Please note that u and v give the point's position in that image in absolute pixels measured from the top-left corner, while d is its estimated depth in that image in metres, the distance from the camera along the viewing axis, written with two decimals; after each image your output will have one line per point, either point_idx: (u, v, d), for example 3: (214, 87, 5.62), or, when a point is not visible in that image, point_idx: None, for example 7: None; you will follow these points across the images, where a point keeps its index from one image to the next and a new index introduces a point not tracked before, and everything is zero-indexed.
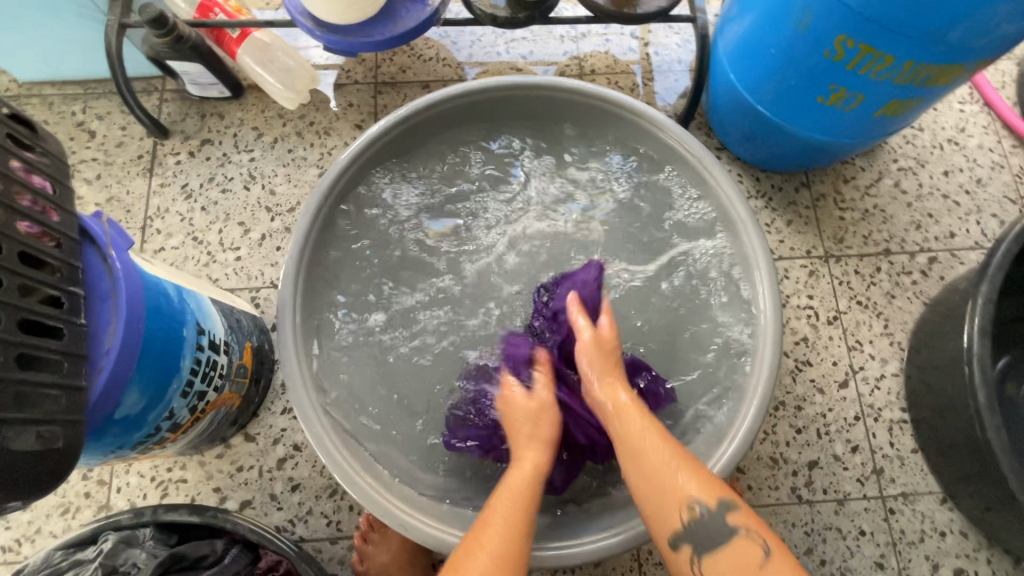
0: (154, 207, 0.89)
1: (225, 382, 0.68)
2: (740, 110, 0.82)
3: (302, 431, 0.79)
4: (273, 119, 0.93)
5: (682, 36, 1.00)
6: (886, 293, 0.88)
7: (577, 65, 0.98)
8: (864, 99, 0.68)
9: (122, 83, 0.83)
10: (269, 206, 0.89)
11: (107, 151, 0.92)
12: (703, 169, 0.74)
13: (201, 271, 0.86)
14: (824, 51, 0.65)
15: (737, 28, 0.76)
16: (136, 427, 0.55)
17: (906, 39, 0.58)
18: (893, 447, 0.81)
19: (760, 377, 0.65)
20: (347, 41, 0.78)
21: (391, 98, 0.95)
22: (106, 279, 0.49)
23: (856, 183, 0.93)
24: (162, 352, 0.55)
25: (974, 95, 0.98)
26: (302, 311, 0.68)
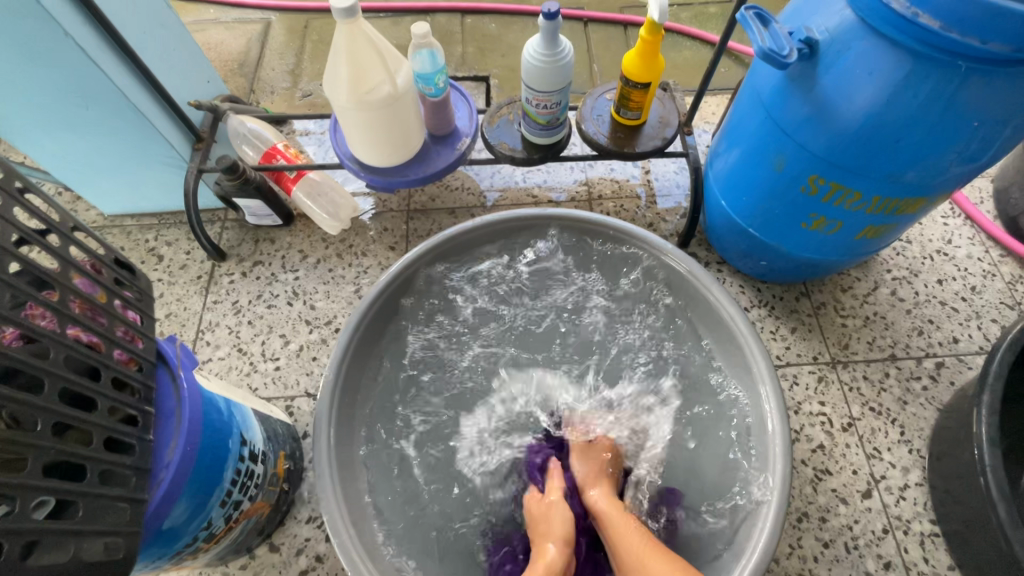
0: (206, 321, 0.99)
1: (259, 491, 0.72)
2: (735, 231, 0.90)
3: (325, 541, 0.81)
4: (317, 242, 1.06)
5: (678, 164, 1.13)
6: (898, 399, 0.89)
7: (586, 191, 1.11)
8: (843, 225, 0.76)
9: (194, 218, 0.96)
10: (308, 319, 0.98)
11: (172, 272, 1.04)
12: (704, 288, 0.81)
13: (243, 380, 0.93)
14: (800, 187, 0.74)
15: (724, 162, 0.87)
16: (176, 538, 0.59)
17: (869, 179, 0.67)
18: (928, 564, 0.78)
19: (773, 488, 0.67)
20: (386, 180, 0.91)
21: (421, 223, 1.07)
22: (173, 398, 0.56)
23: (854, 292, 0.99)
24: (211, 464, 0.60)
25: (955, 210, 1.06)
26: (337, 422, 0.74)
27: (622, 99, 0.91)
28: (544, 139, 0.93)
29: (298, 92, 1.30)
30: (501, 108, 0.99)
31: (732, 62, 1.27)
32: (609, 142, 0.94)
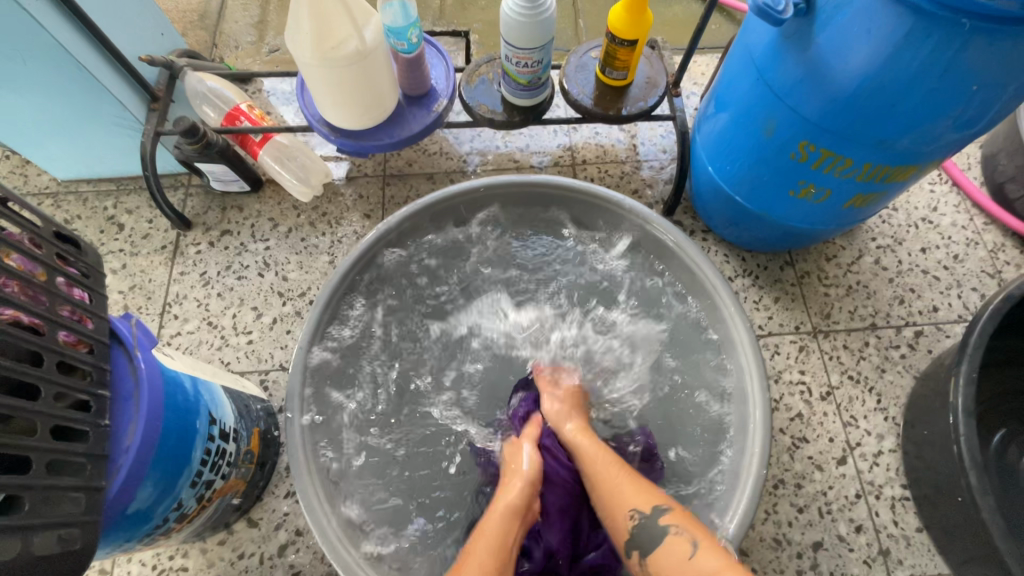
0: (173, 293, 0.94)
1: (232, 468, 0.70)
2: (721, 199, 0.88)
3: (304, 516, 0.79)
4: (288, 210, 1.01)
5: (665, 128, 1.09)
6: (876, 367, 0.90)
7: (570, 156, 1.07)
8: (832, 193, 0.73)
9: (153, 184, 0.90)
10: (281, 291, 0.94)
11: (134, 242, 0.98)
12: (689, 259, 0.78)
13: (215, 355, 0.90)
14: (790, 153, 0.72)
15: (713, 127, 0.83)
16: (144, 521, 0.57)
17: (862, 145, 0.65)
18: (898, 526, 0.81)
19: (752, 455, 0.67)
20: (358, 144, 0.86)
21: (398, 189, 1.03)
22: (130, 379, 0.53)
23: (838, 261, 0.98)
24: (176, 445, 0.58)
25: (942, 176, 1.05)
26: (310, 402, 0.71)
27: (608, 58, 0.86)
28: (525, 101, 0.88)
29: (265, 47, 1.21)
30: (480, 66, 0.93)
31: (723, 19, 1.21)
32: (593, 105, 0.90)
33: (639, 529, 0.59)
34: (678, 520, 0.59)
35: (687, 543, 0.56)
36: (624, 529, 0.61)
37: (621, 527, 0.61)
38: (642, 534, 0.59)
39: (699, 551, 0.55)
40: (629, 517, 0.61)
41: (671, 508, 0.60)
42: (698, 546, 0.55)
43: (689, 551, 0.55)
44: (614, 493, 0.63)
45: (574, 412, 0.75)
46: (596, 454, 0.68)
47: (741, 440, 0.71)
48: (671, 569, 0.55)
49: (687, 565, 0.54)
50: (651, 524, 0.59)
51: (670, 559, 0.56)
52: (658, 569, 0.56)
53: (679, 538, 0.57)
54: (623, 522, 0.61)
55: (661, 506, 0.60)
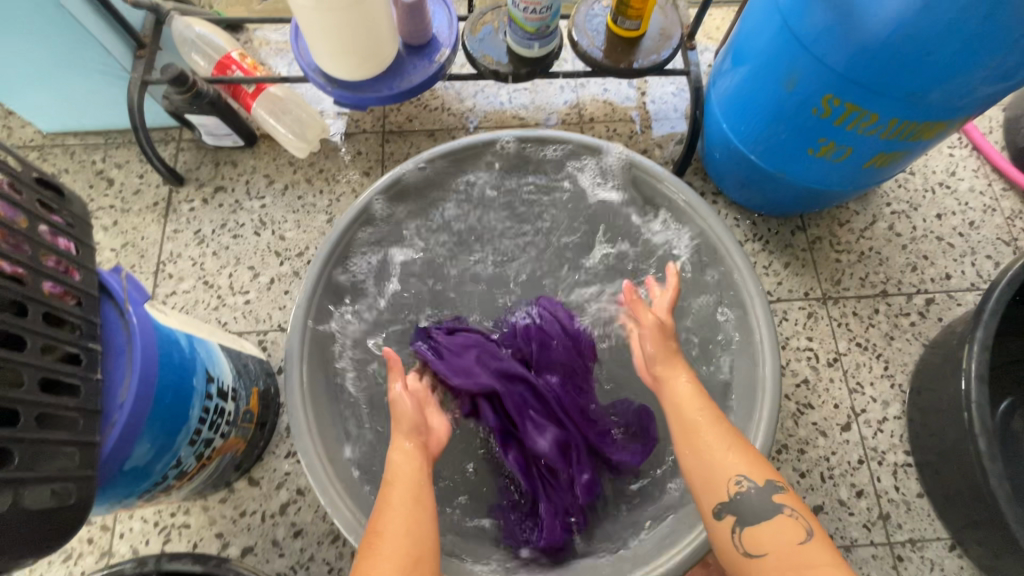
0: (167, 252, 0.92)
1: (232, 428, 0.69)
2: (734, 159, 0.85)
3: (306, 476, 0.79)
4: (284, 167, 0.97)
5: (677, 86, 1.04)
6: (885, 334, 0.89)
7: (577, 114, 1.02)
8: (853, 151, 0.70)
9: (143, 137, 0.86)
10: (278, 250, 0.92)
11: (125, 198, 0.95)
12: (699, 219, 0.75)
13: (211, 314, 0.88)
14: (812, 108, 0.68)
15: (729, 82, 0.79)
16: (144, 477, 0.56)
17: (890, 98, 0.61)
18: (899, 491, 0.81)
19: (759, 425, 0.64)
20: (357, 97, 0.82)
21: (398, 146, 0.99)
22: (123, 333, 0.51)
23: (851, 226, 0.95)
24: (173, 402, 0.57)
25: (963, 140, 1.01)
26: (312, 360, 0.69)
27: (620, 7, 0.81)
28: (532, 52, 0.83)
29: None
30: (484, 14, 0.88)
31: None
32: (604, 58, 0.85)
33: (746, 496, 0.53)
34: (792, 503, 0.53)
35: (803, 530, 0.51)
36: (723, 492, 0.54)
37: (721, 490, 0.54)
38: (749, 502, 0.53)
39: (813, 539, 0.50)
40: (736, 481, 0.54)
41: (787, 488, 0.54)
42: (813, 535, 0.51)
43: (800, 537, 0.51)
44: (721, 454, 0.55)
45: (676, 352, 0.67)
46: (696, 405, 0.60)
47: (746, 404, 0.69)
48: (774, 547, 0.50)
49: (796, 551, 0.50)
50: (765, 500, 0.52)
51: (776, 536, 0.51)
52: (757, 546, 0.51)
53: (793, 522, 0.52)
54: (724, 485, 0.54)
55: (777, 484, 0.53)
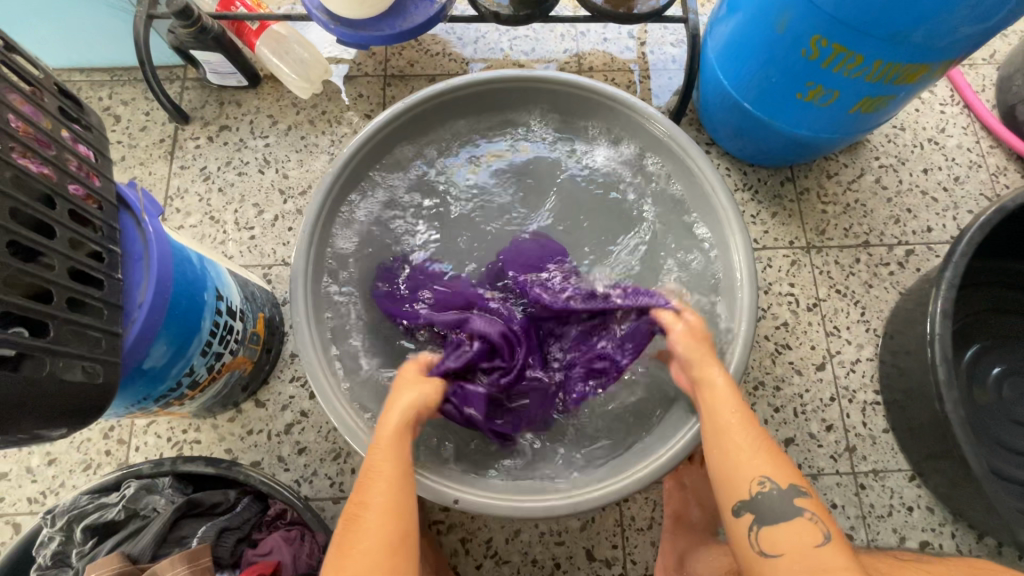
0: (174, 187, 0.94)
1: (240, 346, 0.74)
2: (728, 106, 0.87)
3: (310, 398, 0.84)
4: (287, 107, 0.99)
5: (677, 37, 1.05)
6: (864, 282, 0.92)
7: (577, 63, 1.04)
8: (839, 95, 0.73)
9: (149, 72, 0.88)
10: (282, 188, 0.95)
11: (132, 135, 0.97)
12: (692, 163, 0.75)
13: (218, 248, 0.91)
14: (801, 51, 0.70)
15: (724, 29, 0.81)
16: (159, 380, 0.61)
17: (874, 39, 0.63)
18: (866, 427, 0.86)
19: (735, 347, 0.67)
20: (358, 35, 0.83)
21: (399, 90, 1.01)
22: (140, 241, 0.55)
23: (839, 178, 0.98)
24: (185, 312, 0.61)
25: (954, 97, 1.03)
26: (314, 281, 0.72)
27: None
28: None
29: None
30: None
31: None
32: (604, 3, 0.87)
33: (768, 496, 0.51)
34: (813, 506, 0.51)
35: (820, 534, 0.50)
36: (745, 488, 0.52)
37: (743, 487, 0.52)
38: (771, 502, 0.51)
39: (830, 544, 0.49)
40: (759, 481, 0.52)
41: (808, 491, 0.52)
42: (830, 540, 0.49)
43: (816, 540, 0.49)
44: (750, 452, 0.53)
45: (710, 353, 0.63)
46: (731, 406, 0.57)
47: (724, 331, 0.72)
48: (790, 551, 0.49)
49: (812, 554, 0.48)
50: (784, 501, 0.51)
51: (792, 540, 0.50)
52: (771, 546, 0.50)
53: (811, 525, 0.50)
54: (747, 482, 0.52)
55: (801, 487, 0.52)
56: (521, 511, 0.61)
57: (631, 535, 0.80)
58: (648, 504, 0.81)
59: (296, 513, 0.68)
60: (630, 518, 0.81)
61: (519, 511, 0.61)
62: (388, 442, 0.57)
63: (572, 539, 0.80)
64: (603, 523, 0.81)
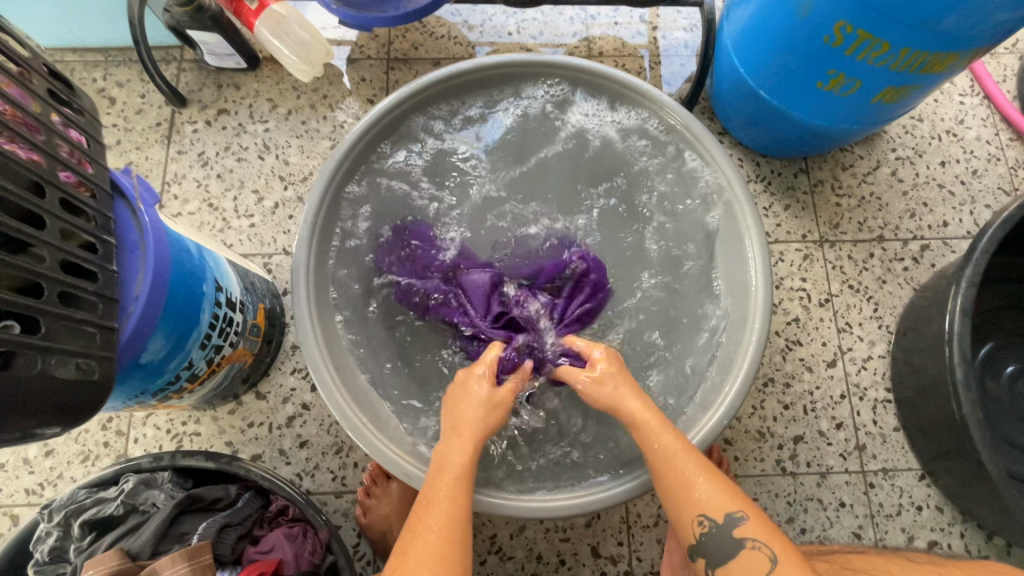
0: (171, 173, 0.92)
1: (240, 338, 0.72)
2: (743, 94, 0.84)
3: (311, 391, 0.82)
4: (287, 91, 0.96)
5: (690, 21, 1.02)
6: (877, 278, 0.91)
7: (586, 47, 1.01)
8: (862, 84, 0.70)
9: (144, 53, 0.85)
10: (282, 175, 0.92)
11: (127, 118, 0.94)
12: (705, 152, 0.73)
13: (216, 236, 0.89)
14: (824, 37, 0.67)
15: (743, 13, 0.78)
16: (158, 374, 0.59)
17: (902, 25, 0.60)
18: (876, 425, 0.85)
19: (748, 346, 0.66)
20: (361, 16, 0.80)
21: (402, 75, 0.98)
22: (135, 231, 0.53)
23: (854, 171, 0.95)
24: (184, 305, 0.59)
25: (975, 88, 1.00)
26: (317, 273, 0.70)
27: None
28: None
29: None
30: None
31: None
32: None
33: (710, 536, 0.52)
34: (756, 529, 0.51)
35: (766, 560, 0.49)
36: (688, 531, 0.53)
37: (687, 530, 0.53)
38: (714, 541, 0.52)
39: (780, 568, 0.48)
40: (699, 521, 0.52)
41: (749, 515, 0.51)
42: (776, 563, 0.49)
43: (766, 567, 0.49)
44: (684, 494, 0.53)
45: (621, 389, 0.60)
46: (662, 438, 0.55)
47: (736, 329, 0.70)
48: None
49: None
50: (726, 536, 0.51)
51: (744, 570, 0.50)
52: None
53: (756, 553, 0.50)
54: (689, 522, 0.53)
55: (739, 515, 0.51)
56: (529, 512, 0.61)
57: (637, 532, 0.79)
58: (654, 501, 0.80)
59: (298, 509, 0.66)
60: (636, 515, 0.80)
61: (527, 511, 0.61)
62: (451, 476, 0.55)
63: (577, 535, 0.79)
64: (608, 519, 0.80)
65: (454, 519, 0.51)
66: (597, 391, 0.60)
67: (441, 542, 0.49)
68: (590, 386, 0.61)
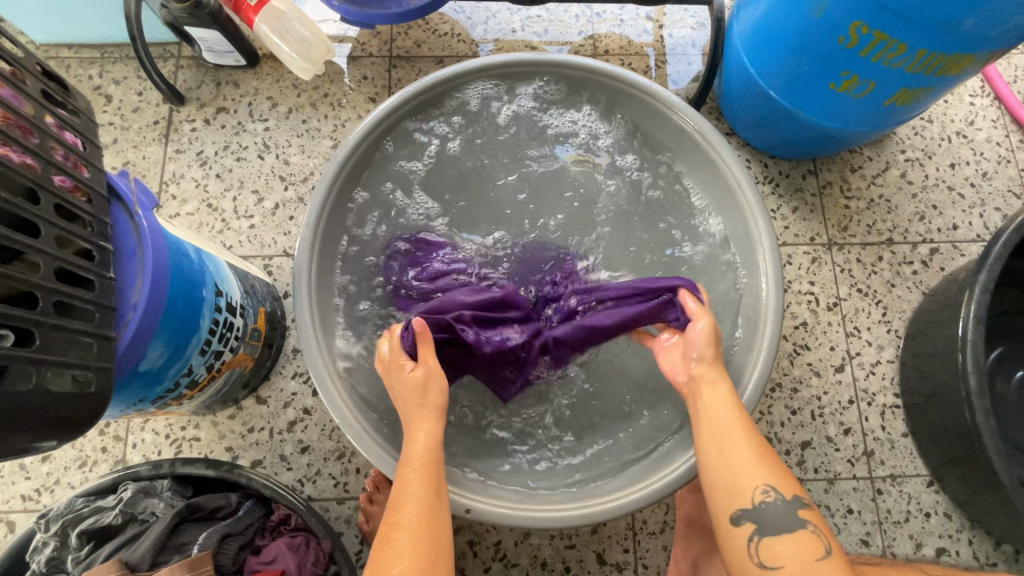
0: (169, 172, 0.90)
1: (240, 343, 0.70)
2: (752, 95, 0.82)
3: (313, 396, 0.81)
4: (287, 89, 0.94)
5: (697, 19, 1.00)
6: (886, 281, 0.89)
7: (592, 45, 0.99)
8: (876, 86, 0.69)
9: (141, 50, 0.83)
10: (282, 175, 0.90)
11: (124, 116, 0.92)
12: (715, 154, 0.72)
13: (216, 237, 0.87)
14: (838, 38, 0.66)
15: (754, 12, 0.76)
16: (157, 382, 0.57)
17: (919, 26, 0.59)
18: (884, 431, 0.84)
19: (759, 353, 0.65)
20: (364, 13, 0.79)
21: (405, 73, 0.96)
22: (133, 236, 0.51)
23: (863, 172, 0.94)
24: (183, 310, 0.57)
25: (985, 88, 0.98)
26: (319, 277, 0.68)
27: None
28: None
29: None
30: None
31: None
32: None
33: (770, 506, 0.48)
34: (813, 516, 0.49)
35: (821, 547, 0.47)
36: (746, 498, 0.49)
37: (743, 496, 0.49)
38: (772, 512, 0.48)
39: (834, 558, 0.46)
40: (763, 489, 0.49)
41: (808, 502, 0.49)
42: (831, 553, 0.47)
43: (817, 553, 0.47)
44: (748, 460, 0.50)
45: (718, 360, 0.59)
46: (732, 407, 0.54)
47: (746, 336, 0.69)
48: (791, 564, 0.46)
49: (815, 567, 0.45)
50: (787, 512, 0.48)
51: (793, 552, 0.47)
52: (772, 560, 0.47)
53: (813, 538, 0.48)
54: (749, 490, 0.49)
55: (802, 496, 0.49)
56: (539, 522, 0.60)
57: (643, 538, 0.78)
58: (660, 507, 0.79)
59: (300, 518, 0.65)
60: (641, 521, 0.79)
61: (539, 522, 0.60)
62: (418, 464, 0.54)
63: (582, 542, 0.78)
64: (614, 526, 0.79)
65: (424, 510, 0.51)
66: (700, 348, 0.59)
67: (411, 537, 0.49)
68: (699, 338, 0.60)
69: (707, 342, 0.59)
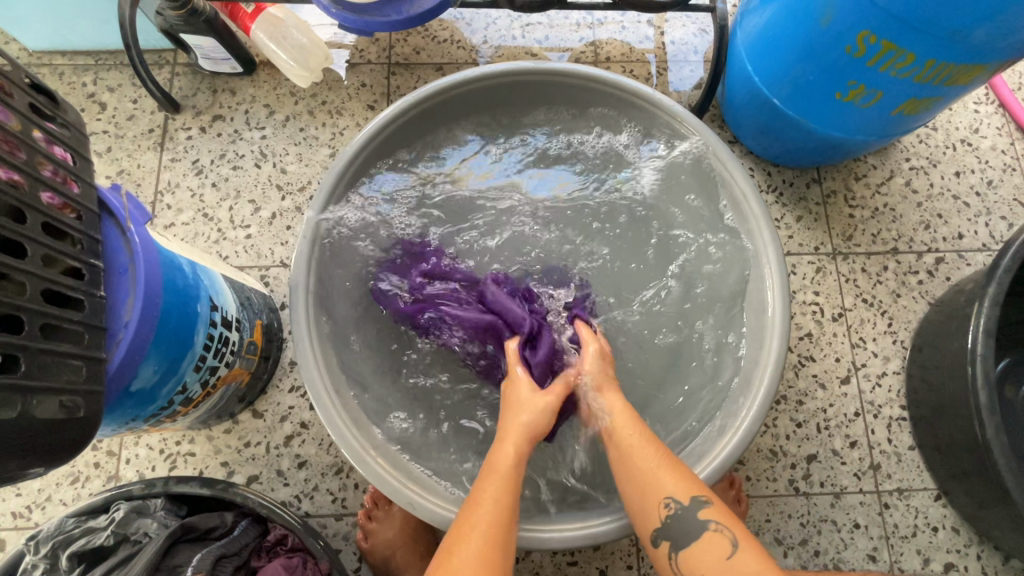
0: (164, 181, 0.89)
1: (236, 357, 0.69)
2: (756, 103, 0.81)
3: (310, 409, 0.80)
4: (284, 97, 0.93)
5: (699, 26, 0.99)
6: (892, 291, 0.88)
7: (593, 52, 0.98)
8: (883, 96, 0.67)
9: (136, 57, 0.82)
10: (280, 184, 0.89)
11: (118, 124, 0.91)
12: (721, 166, 0.71)
13: (211, 248, 0.86)
14: (845, 47, 0.65)
15: (758, 20, 0.75)
16: (149, 400, 0.56)
17: (929, 36, 0.58)
18: (891, 444, 0.83)
19: (766, 367, 0.63)
20: (363, 20, 0.77)
21: (404, 80, 0.94)
22: (125, 253, 0.50)
23: (867, 181, 0.93)
24: (177, 327, 0.56)
25: (989, 96, 0.97)
26: (316, 290, 0.67)
27: None
28: None
29: None
30: None
31: None
32: None
33: (675, 517, 0.52)
34: (720, 513, 0.52)
35: (729, 543, 0.50)
36: (654, 515, 0.53)
37: (652, 513, 0.53)
38: (679, 522, 0.52)
39: (740, 553, 0.49)
40: (665, 503, 0.52)
41: (714, 500, 0.52)
42: (738, 547, 0.50)
43: (728, 550, 0.50)
44: (648, 477, 0.54)
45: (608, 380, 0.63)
46: (629, 426, 0.58)
47: (753, 350, 0.67)
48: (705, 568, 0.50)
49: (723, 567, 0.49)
50: (691, 519, 0.51)
51: (705, 555, 0.50)
52: (691, 567, 0.51)
53: (718, 536, 0.50)
54: (655, 505, 0.53)
55: (705, 498, 0.52)
56: (543, 543, 0.59)
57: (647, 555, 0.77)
58: None
59: (297, 537, 0.64)
60: None
61: (543, 543, 0.58)
62: (501, 477, 0.54)
63: (585, 559, 0.77)
64: (617, 542, 0.77)
65: (497, 521, 0.51)
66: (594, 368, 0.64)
67: (481, 547, 0.49)
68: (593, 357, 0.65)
69: (595, 363, 0.65)
